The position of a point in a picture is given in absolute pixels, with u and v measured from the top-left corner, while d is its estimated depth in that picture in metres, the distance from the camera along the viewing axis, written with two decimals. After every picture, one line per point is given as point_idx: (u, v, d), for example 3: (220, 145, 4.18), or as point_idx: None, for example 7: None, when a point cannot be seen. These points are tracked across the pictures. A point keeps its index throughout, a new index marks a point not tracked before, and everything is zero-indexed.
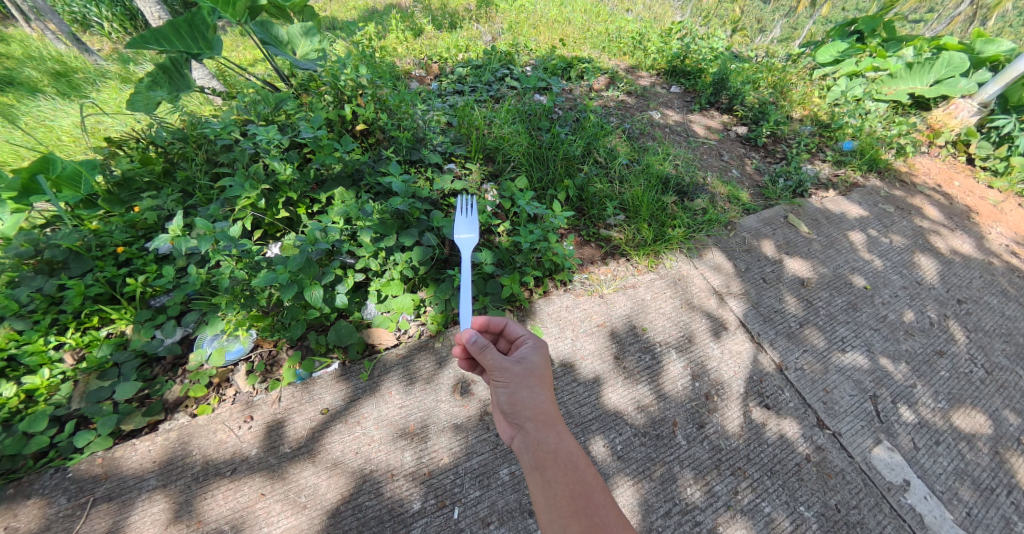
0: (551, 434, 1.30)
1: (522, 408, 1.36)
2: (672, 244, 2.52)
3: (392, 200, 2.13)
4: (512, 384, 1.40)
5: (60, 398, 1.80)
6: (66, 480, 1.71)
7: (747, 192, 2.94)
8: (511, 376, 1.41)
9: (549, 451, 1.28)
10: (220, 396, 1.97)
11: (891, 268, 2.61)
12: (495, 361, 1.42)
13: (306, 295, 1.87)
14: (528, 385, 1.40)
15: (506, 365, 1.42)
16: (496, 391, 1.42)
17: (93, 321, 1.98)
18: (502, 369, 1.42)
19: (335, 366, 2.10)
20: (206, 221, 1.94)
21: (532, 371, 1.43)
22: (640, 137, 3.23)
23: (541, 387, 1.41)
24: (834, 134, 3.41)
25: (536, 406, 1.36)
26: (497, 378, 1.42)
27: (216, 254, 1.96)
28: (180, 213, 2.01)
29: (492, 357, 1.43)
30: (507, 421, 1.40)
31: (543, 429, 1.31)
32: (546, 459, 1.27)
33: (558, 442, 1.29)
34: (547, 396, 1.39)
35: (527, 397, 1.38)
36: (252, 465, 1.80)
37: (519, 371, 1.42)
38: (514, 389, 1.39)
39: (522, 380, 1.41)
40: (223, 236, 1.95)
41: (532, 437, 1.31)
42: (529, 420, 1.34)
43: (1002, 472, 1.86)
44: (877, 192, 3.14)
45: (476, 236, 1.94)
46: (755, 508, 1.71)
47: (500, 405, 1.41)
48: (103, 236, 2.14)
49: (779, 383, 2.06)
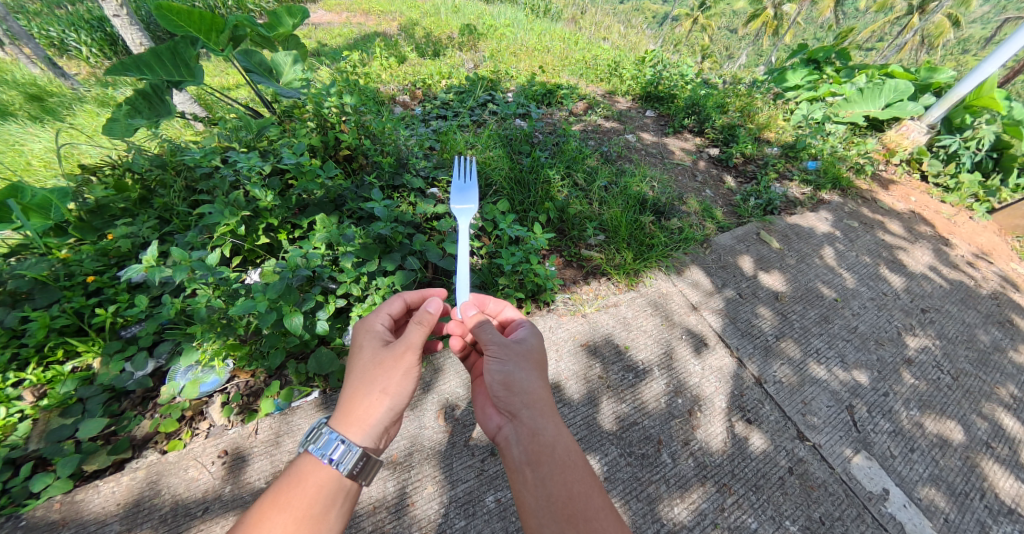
0: (548, 427, 1.31)
1: (518, 392, 1.37)
2: (652, 263, 2.58)
3: (375, 225, 2.15)
4: (510, 364, 1.41)
5: (17, 438, 1.72)
6: (20, 528, 1.62)
7: (720, 210, 3.04)
8: (509, 355, 1.42)
9: (546, 446, 1.28)
10: (192, 431, 1.92)
11: (860, 280, 2.70)
12: (494, 336, 1.43)
13: (285, 322, 1.83)
14: (525, 367, 1.41)
15: (505, 342, 1.43)
16: (490, 369, 1.42)
17: (58, 354, 1.91)
18: (498, 348, 1.43)
19: (315, 394, 2.07)
20: (182, 249, 1.89)
21: (529, 352, 1.44)
22: (617, 159, 3.34)
23: (537, 370, 1.43)
24: (798, 154, 3.54)
25: (532, 391, 1.37)
26: (494, 356, 1.42)
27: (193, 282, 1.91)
28: (154, 241, 1.91)
29: (489, 332, 1.45)
30: (501, 407, 1.39)
31: (540, 419, 1.32)
32: (541, 454, 1.27)
33: (556, 436, 1.30)
34: (543, 380, 1.40)
35: (523, 380, 1.39)
36: (225, 504, 1.75)
37: (518, 351, 1.43)
38: (511, 370, 1.40)
39: (520, 361, 1.42)
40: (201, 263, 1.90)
41: (528, 428, 1.32)
42: (525, 406, 1.35)
43: (974, 476, 1.91)
44: (843, 208, 3.26)
45: (475, 206, 2.03)
46: (742, 525, 1.74)
47: (495, 387, 1.41)
48: (72, 266, 2.08)
49: (759, 396, 2.09)
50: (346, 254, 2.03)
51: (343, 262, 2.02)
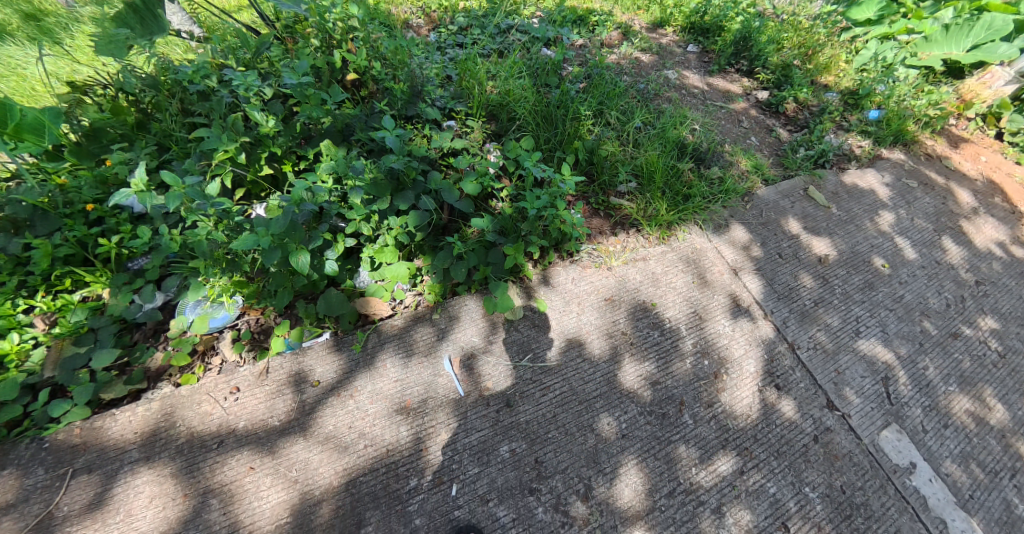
0: None
1: None
2: (687, 215, 2.41)
3: (387, 158, 1.96)
4: None
5: (33, 364, 1.70)
6: (43, 451, 1.64)
7: (766, 161, 2.77)
8: None
9: None
10: (204, 366, 1.89)
11: (912, 246, 2.50)
12: None
13: (291, 261, 1.73)
14: None
15: None
16: None
17: (65, 283, 1.86)
18: None
19: (327, 336, 2.03)
20: (173, 174, 1.69)
21: None
22: (654, 98, 3.02)
23: None
24: (859, 102, 3.11)
25: None
26: None
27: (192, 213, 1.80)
28: (143, 163, 1.74)
29: None
30: None
31: None
32: None
33: None
34: None
35: None
36: (240, 439, 1.74)
37: None
38: None
39: None
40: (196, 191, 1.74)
41: None
42: None
43: (1007, 456, 1.84)
44: (902, 165, 2.98)
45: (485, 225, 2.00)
46: (760, 489, 1.71)
47: None
48: (71, 192, 1.95)
49: (790, 362, 2.00)
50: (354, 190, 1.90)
51: (352, 198, 1.89)
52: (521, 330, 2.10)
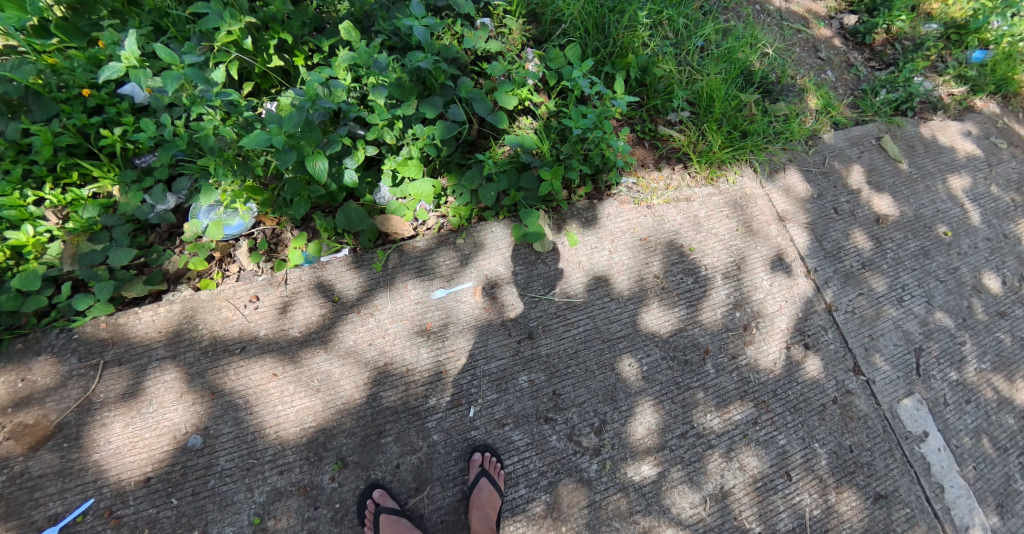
0: None
1: None
2: (742, 155, 2.20)
3: (413, 55, 1.74)
4: None
5: (51, 257, 1.67)
6: (73, 341, 1.67)
7: (840, 101, 2.49)
8: None
9: None
10: (223, 272, 1.85)
11: (981, 215, 2.30)
12: None
13: (307, 166, 1.58)
14: None
15: None
16: None
17: (73, 177, 1.76)
18: None
19: (346, 252, 1.96)
20: (168, 48, 1.54)
21: None
22: (724, 14, 2.62)
23: None
24: (966, 39, 2.67)
25: None
26: None
27: (197, 104, 1.64)
28: (132, 33, 1.56)
29: None
30: None
31: None
32: None
33: None
34: None
35: None
36: (261, 346, 1.75)
37: None
38: None
39: None
40: (195, 74, 1.59)
41: None
42: None
43: (1021, 435, 1.85)
44: (995, 121, 2.65)
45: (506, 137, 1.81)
46: (770, 439, 1.74)
47: None
48: (64, 74, 1.75)
49: (824, 323, 1.95)
50: (377, 87, 1.69)
51: (374, 98, 1.70)
52: (549, 263, 2.01)
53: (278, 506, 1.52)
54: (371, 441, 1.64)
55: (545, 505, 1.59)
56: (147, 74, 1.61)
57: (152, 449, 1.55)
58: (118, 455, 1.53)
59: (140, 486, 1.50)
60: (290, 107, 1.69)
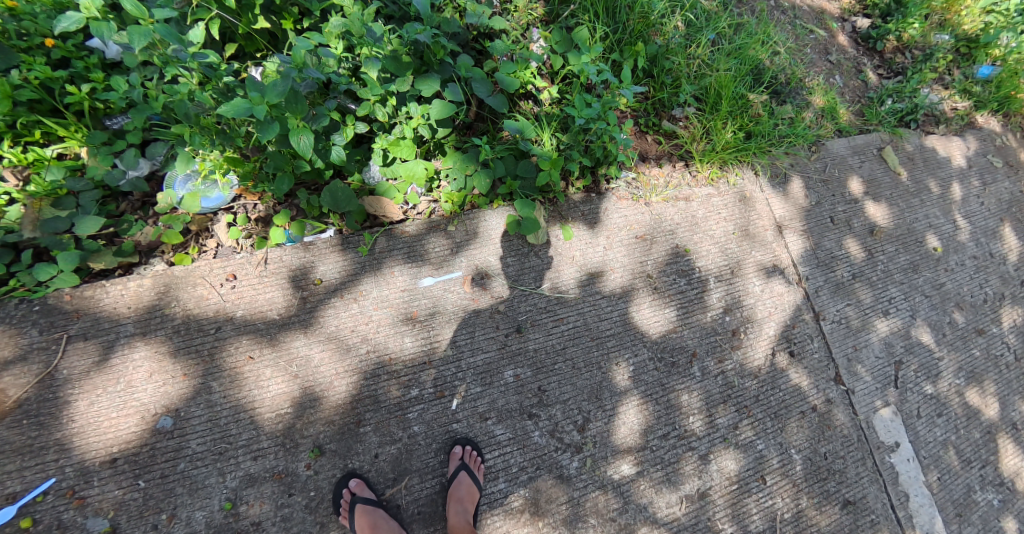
0: None
1: None
2: (745, 156, 2.17)
3: (411, 27, 1.62)
4: None
5: (9, 223, 1.53)
6: (34, 312, 1.57)
7: (847, 107, 2.46)
8: None
9: None
10: (199, 247, 1.75)
11: (970, 233, 2.32)
12: None
13: (291, 141, 1.48)
14: None
15: None
16: None
17: (36, 135, 1.63)
18: None
19: (331, 233, 1.88)
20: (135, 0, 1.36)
21: None
22: (739, 7, 2.53)
23: None
24: (976, 52, 2.66)
25: None
26: None
27: (170, 64, 1.51)
28: None
29: None
30: None
31: None
32: None
33: None
34: None
35: None
36: (238, 327, 1.68)
37: None
38: None
39: None
40: (167, 31, 1.40)
41: None
42: None
43: (985, 449, 1.91)
44: (993, 139, 2.66)
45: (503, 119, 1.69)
46: (749, 444, 1.76)
47: None
48: (23, 18, 1.55)
49: (811, 332, 1.96)
50: (370, 60, 1.58)
51: (367, 72, 1.58)
52: (542, 257, 1.96)
53: (251, 491, 1.48)
54: (350, 429, 1.60)
55: (523, 500, 1.59)
56: (112, 28, 1.43)
57: (118, 429, 1.48)
58: (81, 434, 1.46)
59: (105, 467, 1.44)
60: (275, 75, 1.57)
